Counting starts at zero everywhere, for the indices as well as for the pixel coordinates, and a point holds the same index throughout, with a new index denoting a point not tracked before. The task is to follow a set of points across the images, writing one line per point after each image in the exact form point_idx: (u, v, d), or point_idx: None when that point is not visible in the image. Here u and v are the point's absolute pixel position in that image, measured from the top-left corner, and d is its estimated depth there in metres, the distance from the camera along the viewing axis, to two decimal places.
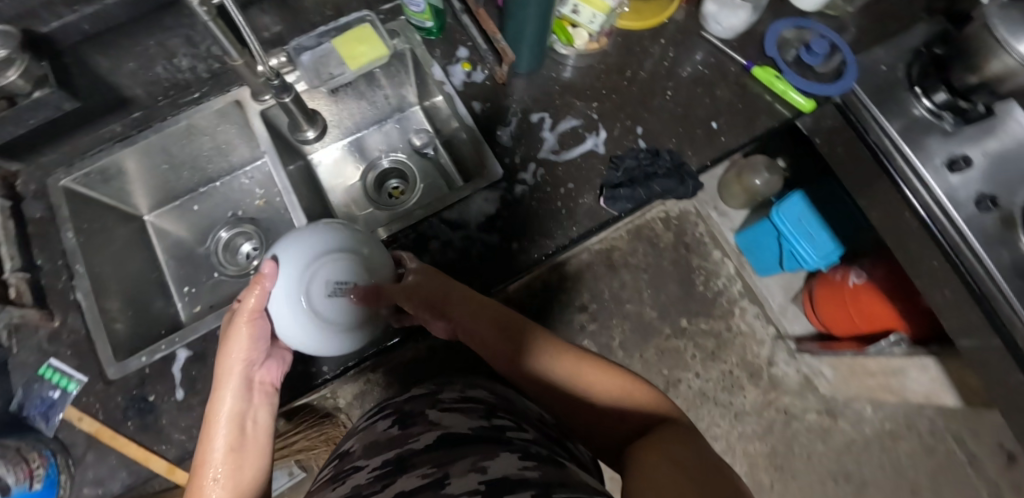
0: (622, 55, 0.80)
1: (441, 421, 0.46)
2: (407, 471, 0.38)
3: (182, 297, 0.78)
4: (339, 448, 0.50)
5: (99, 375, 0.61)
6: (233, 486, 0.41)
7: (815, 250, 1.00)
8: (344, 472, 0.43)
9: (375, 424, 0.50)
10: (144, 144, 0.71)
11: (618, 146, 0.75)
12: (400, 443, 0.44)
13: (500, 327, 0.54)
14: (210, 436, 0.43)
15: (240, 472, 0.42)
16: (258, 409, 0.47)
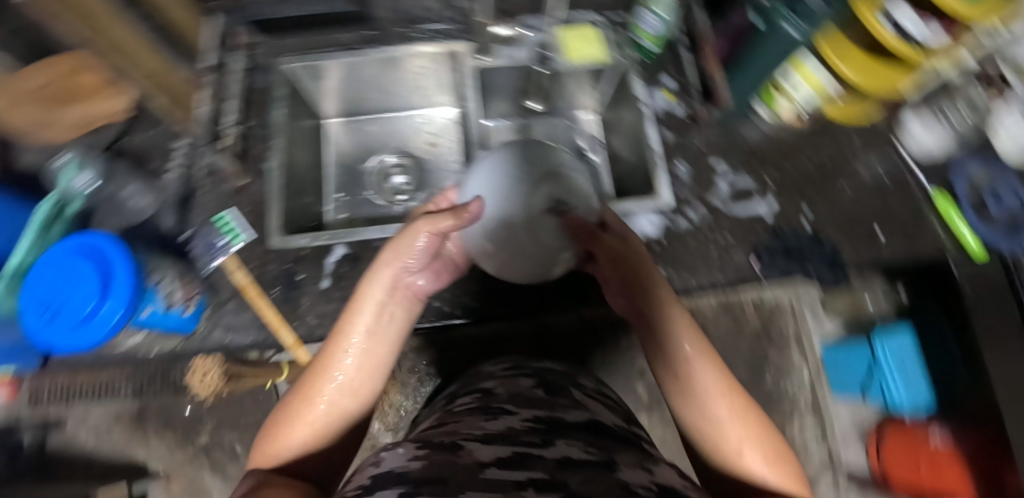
0: (813, 135, 0.80)
1: (589, 405, 0.47)
2: (565, 440, 0.37)
3: (327, 204, 0.80)
4: (477, 385, 0.54)
5: (264, 240, 0.67)
6: (339, 400, 0.44)
7: (906, 392, 0.77)
8: (492, 410, 0.45)
9: (518, 378, 0.53)
10: (365, 59, 0.76)
11: (781, 217, 0.75)
12: (551, 407, 0.45)
13: (654, 304, 0.47)
14: (343, 334, 0.47)
15: (353, 391, 0.45)
16: (396, 312, 0.50)
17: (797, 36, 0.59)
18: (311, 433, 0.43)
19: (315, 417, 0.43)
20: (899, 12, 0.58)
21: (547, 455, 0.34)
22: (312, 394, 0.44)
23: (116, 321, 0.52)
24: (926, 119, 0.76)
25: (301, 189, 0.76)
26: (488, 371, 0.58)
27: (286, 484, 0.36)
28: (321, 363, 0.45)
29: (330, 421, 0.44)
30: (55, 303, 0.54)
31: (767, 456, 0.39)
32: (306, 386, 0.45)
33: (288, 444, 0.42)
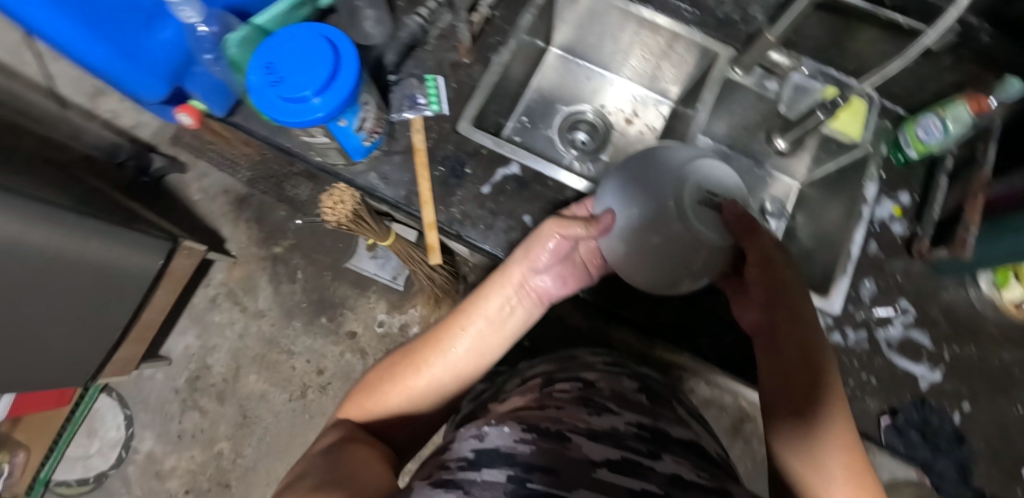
0: (1022, 335, 0.70)
1: (691, 427, 0.41)
2: (669, 454, 0.32)
3: (509, 120, 0.81)
4: (575, 371, 0.47)
5: (454, 121, 0.68)
6: (440, 378, 0.44)
7: None
8: (594, 404, 0.38)
9: (621, 378, 0.46)
10: (630, 14, 0.72)
11: (937, 395, 0.67)
12: (655, 418, 0.39)
13: (794, 321, 0.45)
14: (467, 312, 0.46)
15: (452, 373, 0.44)
16: (519, 309, 0.47)
17: None
18: (402, 401, 0.43)
19: (413, 388, 0.43)
20: None
21: (656, 470, 0.29)
22: (415, 364, 0.44)
23: (320, 116, 0.56)
24: None
25: (502, 95, 0.76)
26: (585, 360, 0.51)
27: (367, 450, 0.37)
28: (433, 338, 0.45)
29: (423, 395, 0.44)
30: (280, 69, 0.56)
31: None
32: (412, 352, 0.45)
33: (379, 403, 0.43)
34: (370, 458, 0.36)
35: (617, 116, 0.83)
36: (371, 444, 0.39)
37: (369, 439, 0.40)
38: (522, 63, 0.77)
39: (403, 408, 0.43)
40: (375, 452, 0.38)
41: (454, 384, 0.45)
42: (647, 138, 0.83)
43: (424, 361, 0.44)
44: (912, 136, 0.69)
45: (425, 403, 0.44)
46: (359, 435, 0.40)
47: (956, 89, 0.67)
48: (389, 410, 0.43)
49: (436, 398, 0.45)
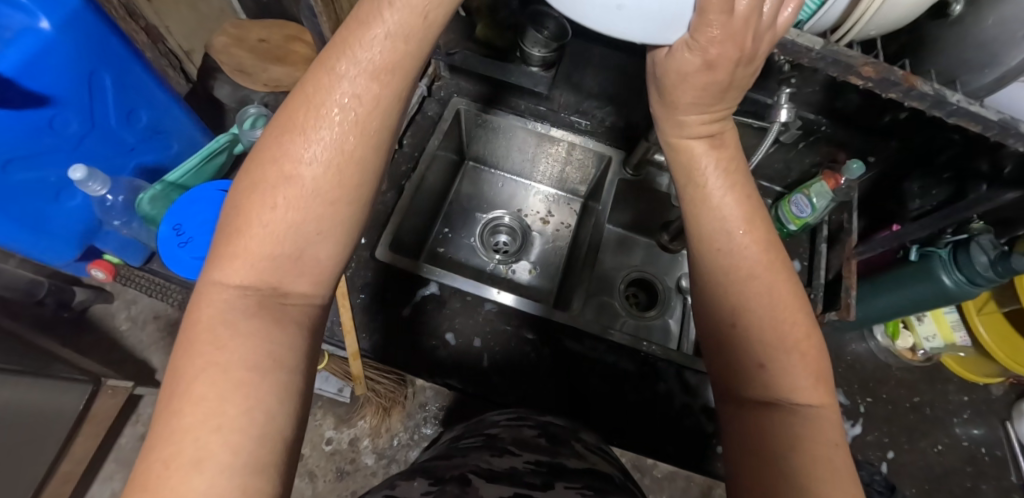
0: (922, 377, 0.76)
1: (590, 459, 0.47)
2: (565, 481, 0.39)
3: (431, 232, 0.84)
4: (483, 429, 0.52)
5: (374, 249, 0.71)
6: (315, 207, 0.32)
7: None
8: (496, 448, 0.45)
9: (521, 428, 0.51)
10: (529, 128, 0.81)
11: (861, 449, 0.70)
12: (553, 454, 0.46)
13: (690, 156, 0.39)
14: (305, 114, 0.33)
15: (330, 184, 0.33)
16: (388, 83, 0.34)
17: (950, 286, 0.59)
18: (274, 256, 0.32)
19: (280, 230, 0.32)
20: None
21: (545, 495, 0.36)
22: (274, 181, 0.32)
23: None
24: None
25: (421, 214, 0.80)
26: (492, 419, 0.55)
27: (242, 372, 0.28)
28: (286, 125, 0.33)
29: (304, 246, 0.33)
30: (189, 229, 0.59)
31: (836, 442, 0.32)
32: (264, 163, 0.33)
33: (239, 266, 0.32)
34: (257, 390, 0.28)
35: (534, 216, 0.90)
36: (246, 350, 0.29)
37: (250, 326, 0.30)
38: (436, 181, 0.83)
39: (276, 269, 0.32)
40: (252, 358, 0.29)
41: (346, 210, 0.34)
42: (564, 234, 0.88)
43: (291, 164, 0.32)
44: (790, 215, 0.76)
45: (313, 254, 0.34)
46: (219, 342, 0.29)
47: (814, 167, 0.77)
48: (258, 279, 0.32)
49: (324, 245, 0.34)
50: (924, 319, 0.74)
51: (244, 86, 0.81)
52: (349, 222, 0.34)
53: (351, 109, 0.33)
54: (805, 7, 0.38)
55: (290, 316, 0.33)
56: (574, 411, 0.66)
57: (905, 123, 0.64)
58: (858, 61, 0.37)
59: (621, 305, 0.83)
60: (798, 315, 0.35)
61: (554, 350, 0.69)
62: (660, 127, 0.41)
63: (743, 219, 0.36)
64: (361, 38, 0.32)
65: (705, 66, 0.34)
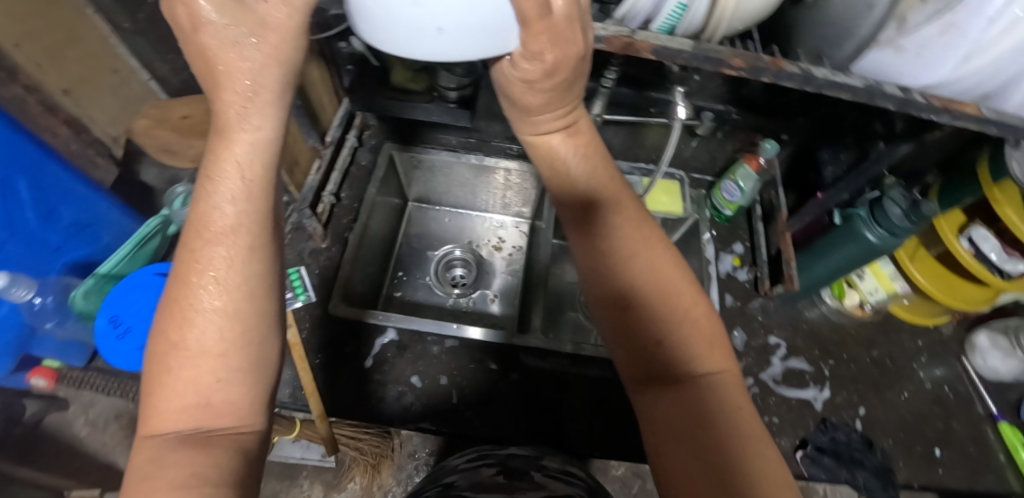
0: (876, 331, 0.80)
1: (548, 486, 0.47)
2: None
3: (386, 278, 0.85)
4: (438, 479, 0.50)
5: (324, 305, 0.70)
6: (210, 359, 0.30)
7: None
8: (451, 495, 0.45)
9: (479, 468, 0.51)
10: (462, 162, 0.83)
11: (834, 411, 0.72)
12: (509, 491, 0.45)
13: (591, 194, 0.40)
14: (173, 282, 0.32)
15: (227, 327, 0.31)
16: (245, 229, 0.32)
17: (874, 242, 0.62)
18: (187, 409, 0.30)
19: (185, 383, 0.30)
20: (977, 236, 0.69)
21: None
22: (170, 344, 0.31)
23: None
24: (998, 343, 0.79)
25: (369, 261, 0.80)
26: (450, 466, 0.54)
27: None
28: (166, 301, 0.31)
29: (213, 390, 0.31)
30: (127, 319, 0.57)
31: (739, 407, 0.33)
32: (159, 331, 0.31)
33: (157, 421, 0.30)
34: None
35: (490, 242, 0.92)
36: (170, 476, 0.28)
37: (175, 461, 0.28)
38: (381, 224, 0.83)
39: (193, 417, 0.30)
40: (176, 478, 0.28)
41: (252, 343, 0.32)
42: (517, 257, 0.90)
43: (182, 321, 0.31)
44: (723, 200, 0.79)
45: (225, 399, 0.31)
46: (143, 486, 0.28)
47: (736, 153, 0.80)
48: (177, 426, 0.30)
49: (234, 387, 0.31)
50: (865, 276, 0.77)
51: (170, 165, 0.81)
52: (260, 353, 0.33)
53: (207, 267, 0.31)
54: (673, 13, 0.41)
55: (216, 443, 0.30)
56: (546, 431, 0.65)
57: (799, 98, 0.69)
58: (727, 56, 0.40)
59: (585, 317, 0.85)
60: (680, 282, 0.36)
61: (520, 373, 0.69)
62: (516, 127, 0.43)
63: (633, 223, 0.38)
64: (212, 202, 0.32)
65: (545, 71, 0.35)
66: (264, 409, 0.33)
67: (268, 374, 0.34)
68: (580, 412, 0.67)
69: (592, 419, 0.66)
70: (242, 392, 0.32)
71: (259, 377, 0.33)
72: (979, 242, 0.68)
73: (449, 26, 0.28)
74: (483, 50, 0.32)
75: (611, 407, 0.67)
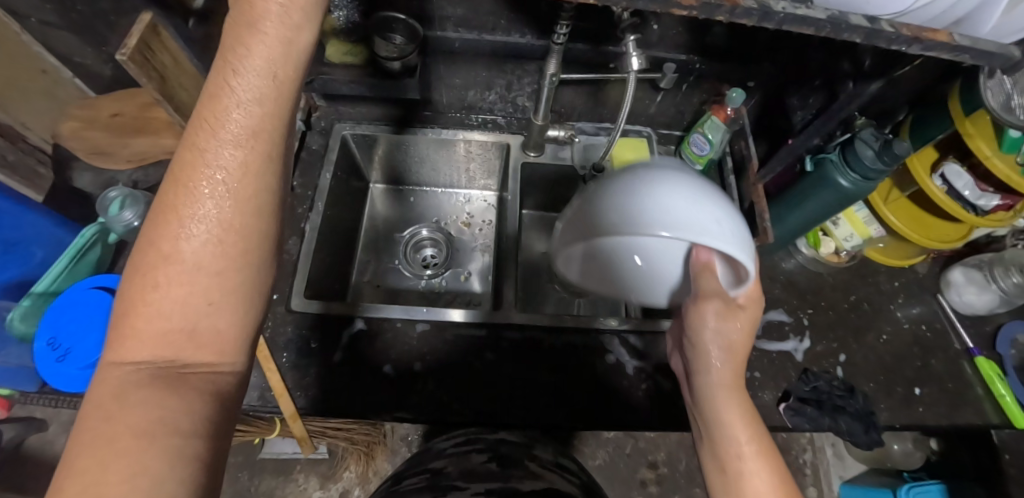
0: (853, 276, 0.79)
1: (545, 476, 0.45)
2: None
3: (355, 267, 0.83)
4: (427, 464, 0.49)
5: (287, 300, 0.67)
6: (203, 279, 0.31)
7: None
8: (441, 488, 0.42)
9: (469, 455, 0.50)
10: (418, 137, 0.78)
11: (813, 361, 0.72)
12: (504, 480, 0.44)
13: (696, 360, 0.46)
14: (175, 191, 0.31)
15: (221, 249, 0.31)
16: (259, 151, 0.32)
17: (847, 187, 0.60)
18: (168, 336, 0.30)
19: (169, 306, 0.30)
20: (949, 173, 0.68)
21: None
22: (159, 258, 0.30)
23: None
24: (972, 277, 0.80)
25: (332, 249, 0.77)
26: (438, 449, 0.53)
27: (130, 438, 0.27)
28: (163, 208, 0.31)
29: (200, 316, 0.31)
30: (66, 340, 0.54)
31: None
32: (151, 239, 0.31)
33: (132, 347, 0.30)
34: (143, 457, 0.27)
35: (459, 220, 0.90)
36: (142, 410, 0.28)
37: (139, 400, 0.28)
38: (342, 210, 0.80)
39: (170, 345, 0.30)
40: (141, 421, 0.28)
41: (236, 280, 0.32)
42: (488, 232, 0.88)
43: (179, 235, 0.31)
44: (692, 155, 0.76)
45: (211, 326, 0.31)
46: (110, 414, 0.28)
47: (703, 105, 0.77)
48: (153, 355, 0.30)
49: (220, 315, 0.32)
50: (840, 222, 0.75)
51: (107, 167, 0.76)
52: (251, 281, 0.33)
53: (217, 182, 0.31)
54: None
55: (190, 385, 0.30)
56: (520, 407, 0.64)
57: (760, 40, 0.66)
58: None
59: (561, 287, 0.82)
60: (769, 465, 0.40)
61: (498, 351, 0.67)
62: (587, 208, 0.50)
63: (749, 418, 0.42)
64: (220, 126, 0.31)
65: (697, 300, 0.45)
66: (245, 347, 0.33)
67: (256, 309, 0.34)
68: (561, 384, 0.66)
69: (574, 391, 0.65)
70: (230, 318, 0.32)
71: (248, 306, 0.33)
72: (952, 179, 0.67)
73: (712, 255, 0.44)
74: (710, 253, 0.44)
75: (591, 377, 0.66)
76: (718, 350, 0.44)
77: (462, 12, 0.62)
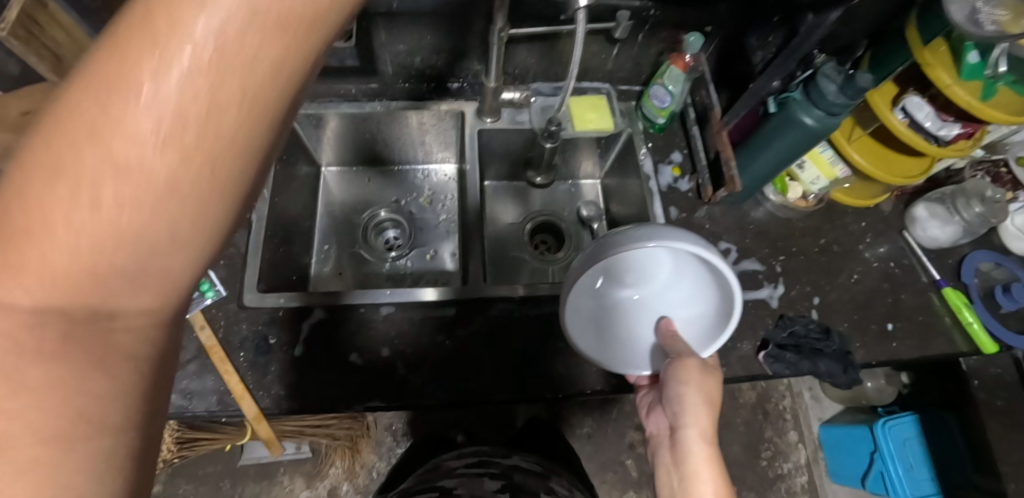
0: (822, 220, 0.79)
1: None
2: None
3: (313, 256, 0.78)
4: None
5: (238, 296, 0.62)
6: (158, 206, 0.21)
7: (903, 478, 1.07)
8: None
9: None
10: (366, 113, 0.74)
11: (789, 307, 0.72)
12: None
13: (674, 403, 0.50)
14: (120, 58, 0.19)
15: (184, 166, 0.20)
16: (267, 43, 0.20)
17: (814, 126, 0.58)
18: (77, 267, 0.20)
19: (95, 232, 0.20)
20: (911, 105, 0.66)
21: None
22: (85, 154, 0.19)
23: None
24: (935, 212, 0.80)
25: (284, 236, 0.72)
26: None
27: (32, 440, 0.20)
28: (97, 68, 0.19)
29: (143, 257, 0.22)
30: None
31: None
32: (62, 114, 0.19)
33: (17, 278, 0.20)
34: (52, 469, 0.20)
35: (420, 198, 0.86)
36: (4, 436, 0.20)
37: (43, 371, 0.20)
38: (292, 196, 0.75)
39: (81, 283, 0.21)
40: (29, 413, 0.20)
41: (198, 217, 0.22)
42: (453, 207, 0.85)
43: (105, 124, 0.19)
44: (653, 109, 0.73)
45: (160, 267, 0.23)
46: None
47: (661, 55, 0.74)
48: (55, 295, 0.20)
49: (177, 255, 0.23)
50: (804, 166, 0.74)
51: None
52: (218, 218, 0.23)
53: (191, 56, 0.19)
54: None
55: (117, 345, 0.23)
56: (497, 388, 0.61)
57: None
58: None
59: (532, 256, 0.83)
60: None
61: (471, 328, 0.64)
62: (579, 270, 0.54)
63: (710, 464, 0.48)
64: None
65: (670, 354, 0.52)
66: (189, 290, 0.25)
67: (218, 244, 0.25)
68: (541, 355, 0.63)
69: (555, 363, 0.63)
70: (179, 260, 0.23)
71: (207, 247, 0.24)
72: (914, 111, 0.66)
73: (684, 319, 0.56)
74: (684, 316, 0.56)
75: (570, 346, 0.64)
76: (695, 406, 0.49)
77: None
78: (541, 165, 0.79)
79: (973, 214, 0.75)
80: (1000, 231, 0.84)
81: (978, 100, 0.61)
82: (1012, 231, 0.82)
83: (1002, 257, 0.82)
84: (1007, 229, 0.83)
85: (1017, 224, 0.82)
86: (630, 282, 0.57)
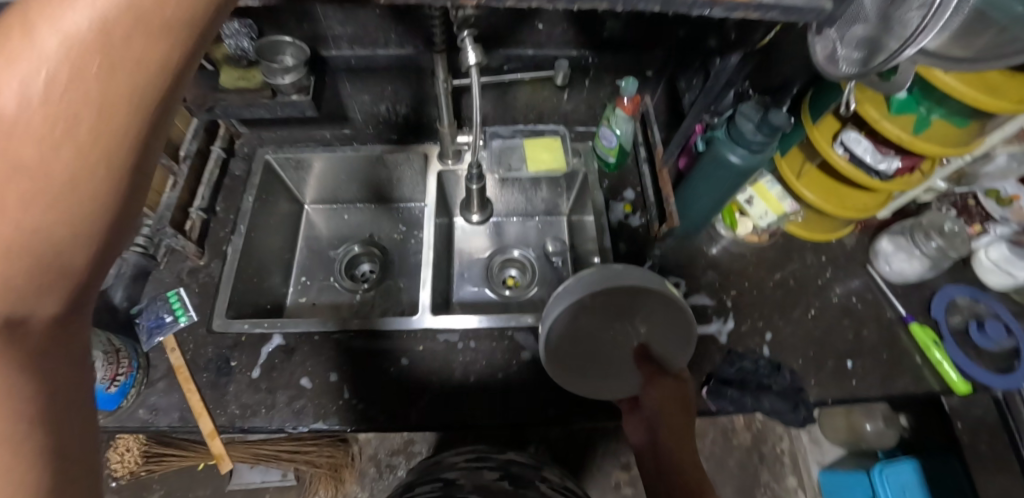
0: (777, 254, 0.80)
1: None
2: None
3: (289, 287, 0.85)
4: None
5: (207, 321, 0.68)
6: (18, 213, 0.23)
7: None
8: None
9: None
10: (338, 156, 0.82)
11: (739, 340, 0.72)
12: None
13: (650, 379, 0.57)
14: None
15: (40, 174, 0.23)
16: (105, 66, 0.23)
17: (740, 163, 0.61)
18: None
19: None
20: (848, 140, 0.68)
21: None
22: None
23: None
24: (899, 245, 0.79)
25: (260, 268, 0.79)
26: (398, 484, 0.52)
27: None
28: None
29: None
30: None
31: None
32: None
33: None
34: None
35: (394, 233, 0.92)
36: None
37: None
38: (271, 231, 0.82)
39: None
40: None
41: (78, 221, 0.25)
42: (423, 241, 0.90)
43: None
44: (602, 149, 0.78)
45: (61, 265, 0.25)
46: None
47: (609, 100, 0.79)
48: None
49: (76, 253, 0.25)
50: (753, 201, 0.76)
51: None
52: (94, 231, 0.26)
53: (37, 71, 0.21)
54: None
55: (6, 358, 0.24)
56: (438, 413, 0.64)
57: (642, 31, 0.68)
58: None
59: (495, 288, 0.86)
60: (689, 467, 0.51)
61: (418, 355, 0.68)
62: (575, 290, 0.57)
63: (682, 427, 0.54)
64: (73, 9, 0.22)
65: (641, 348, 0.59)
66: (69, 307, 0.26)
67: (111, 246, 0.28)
68: (483, 382, 0.66)
69: (497, 390, 0.65)
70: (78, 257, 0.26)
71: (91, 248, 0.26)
72: (852, 145, 0.68)
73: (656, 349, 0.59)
74: (661, 348, 0.59)
75: (513, 374, 0.66)
76: (663, 385, 0.56)
77: (352, 31, 0.65)
78: (473, 202, 0.80)
79: (932, 248, 0.74)
80: (974, 265, 0.82)
81: (909, 135, 0.62)
82: (985, 264, 0.80)
83: (976, 291, 0.80)
84: (980, 263, 0.81)
85: (991, 257, 0.79)
86: (620, 313, 0.58)
